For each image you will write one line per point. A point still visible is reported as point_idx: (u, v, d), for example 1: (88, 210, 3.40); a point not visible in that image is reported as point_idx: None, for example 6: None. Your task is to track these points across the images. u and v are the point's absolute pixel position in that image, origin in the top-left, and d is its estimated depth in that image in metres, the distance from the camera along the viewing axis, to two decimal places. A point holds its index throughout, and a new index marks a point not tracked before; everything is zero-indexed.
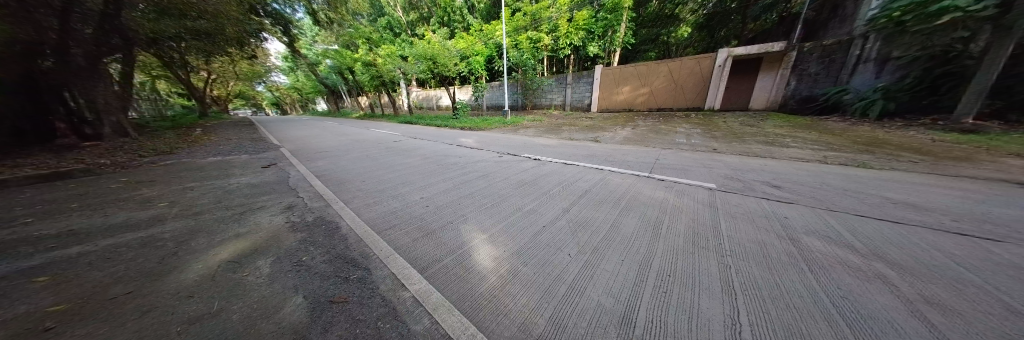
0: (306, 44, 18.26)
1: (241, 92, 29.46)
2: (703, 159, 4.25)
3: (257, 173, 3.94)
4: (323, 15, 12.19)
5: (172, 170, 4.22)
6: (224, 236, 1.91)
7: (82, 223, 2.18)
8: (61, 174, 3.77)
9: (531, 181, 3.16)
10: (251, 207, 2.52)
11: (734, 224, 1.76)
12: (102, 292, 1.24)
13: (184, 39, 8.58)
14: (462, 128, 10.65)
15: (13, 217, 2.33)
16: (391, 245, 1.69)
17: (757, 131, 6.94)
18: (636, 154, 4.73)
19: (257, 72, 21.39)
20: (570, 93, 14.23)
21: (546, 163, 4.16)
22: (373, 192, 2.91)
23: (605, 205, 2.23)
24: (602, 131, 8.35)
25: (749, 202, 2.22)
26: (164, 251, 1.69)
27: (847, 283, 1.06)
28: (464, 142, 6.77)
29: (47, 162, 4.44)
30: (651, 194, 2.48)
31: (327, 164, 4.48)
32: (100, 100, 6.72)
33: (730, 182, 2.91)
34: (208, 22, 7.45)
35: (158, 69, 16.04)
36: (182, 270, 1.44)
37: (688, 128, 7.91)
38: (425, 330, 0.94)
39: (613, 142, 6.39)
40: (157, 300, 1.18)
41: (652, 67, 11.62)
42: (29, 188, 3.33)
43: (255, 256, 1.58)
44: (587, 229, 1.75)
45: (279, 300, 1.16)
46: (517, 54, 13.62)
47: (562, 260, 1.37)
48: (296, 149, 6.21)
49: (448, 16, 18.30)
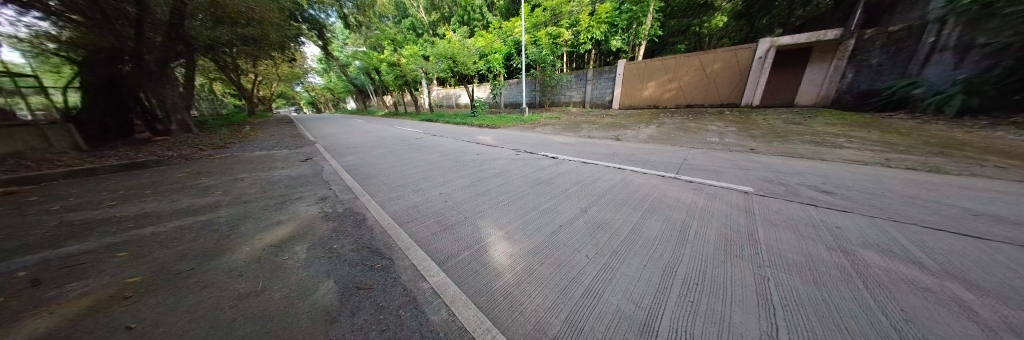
0: (337, 47, 19.53)
1: (282, 92, 32.35)
2: (738, 160, 3.92)
3: (294, 166, 4.29)
4: (353, 19, 12.89)
5: (223, 162, 4.72)
6: (267, 222, 2.11)
7: (154, 207, 2.52)
8: (138, 164, 4.37)
9: (548, 179, 3.13)
10: (290, 198, 2.76)
11: (773, 232, 1.60)
12: (168, 268, 1.43)
13: (236, 45, 9.55)
14: (480, 126, 10.80)
15: (103, 200, 2.76)
16: (412, 238, 1.76)
17: (802, 129, 6.27)
18: (661, 154, 4.49)
19: (296, 74, 23.30)
20: (590, 90, 13.82)
21: (564, 161, 4.10)
22: (396, 186, 3.04)
23: (625, 205, 2.16)
24: (623, 129, 8.02)
25: (794, 208, 2.01)
26: (218, 234, 1.91)
27: (910, 303, 0.92)
28: (481, 140, 6.85)
29: (127, 154, 5.16)
30: (677, 197, 2.33)
31: (355, 159, 4.77)
32: (168, 100, 7.68)
33: (769, 186, 2.66)
34: (255, 29, 8.24)
35: (214, 73, 18.03)
36: (232, 251, 1.62)
37: (720, 126, 7.34)
38: (443, 320, 0.97)
39: (635, 141, 6.12)
40: (211, 277, 1.33)
41: (681, 61, 10.95)
42: (115, 176, 3.89)
43: (293, 243, 1.73)
44: (606, 231, 1.69)
45: (313, 284, 1.25)
46: (536, 50, 13.56)
47: (579, 261, 1.34)
48: (328, 145, 6.69)
49: (467, 15, 18.49)
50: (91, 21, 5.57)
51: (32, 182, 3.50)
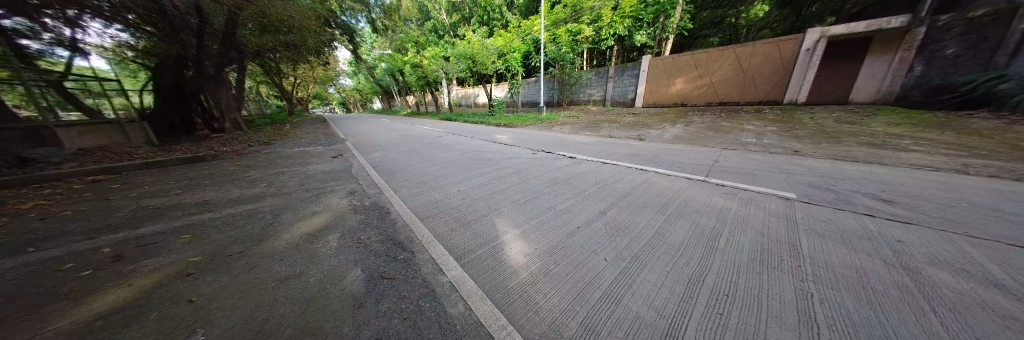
0: (366, 50, 20.71)
1: (318, 93, 35.03)
2: (779, 163, 3.57)
3: (326, 162, 4.63)
4: (380, 23, 13.57)
5: (267, 157, 5.21)
6: (305, 212, 2.31)
7: (211, 195, 2.86)
8: (197, 157, 4.96)
9: (565, 179, 3.08)
10: (323, 191, 2.99)
11: (820, 244, 1.44)
12: (223, 250, 1.61)
13: (279, 51, 10.48)
14: (498, 125, 10.88)
15: (171, 189, 3.17)
16: (432, 232, 1.82)
17: (858, 130, 5.56)
18: (689, 155, 4.22)
19: (329, 77, 25.11)
20: (611, 88, 13.36)
21: (583, 161, 4.00)
22: (418, 183, 3.16)
23: (647, 208, 2.07)
24: (647, 128, 7.65)
25: (843, 218, 1.80)
26: (263, 221, 2.12)
27: (998, 334, 0.78)
28: (498, 139, 6.91)
29: (190, 149, 5.87)
30: (704, 201, 2.19)
31: (380, 156, 5.03)
32: (223, 101, 8.61)
33: (815, 192, 2.40)
34: (295, 35, 8.98)
35: (261, 76, 19.99)
36: (274, 237, 1.79)
37: (758, 125, 6.74)
38: (460, 313, 0.99)
39: (659, 141, 5.82)
40: (257, 259, 1.48)
41: (714, 56, 10.23)
42: (180, 168, 4.46)
43: (326, 232, 1.87)
44: (627, 234, 1.63)
45: (342, 271, 1.35)
46: (555, 48, 13.42)
47: (597, 264, 1.31)
48: (357, 142, 7.13)
49: (487, 15, 18.68)
50: (161, 32, 6.31)
51: (118, 172, 4.13)
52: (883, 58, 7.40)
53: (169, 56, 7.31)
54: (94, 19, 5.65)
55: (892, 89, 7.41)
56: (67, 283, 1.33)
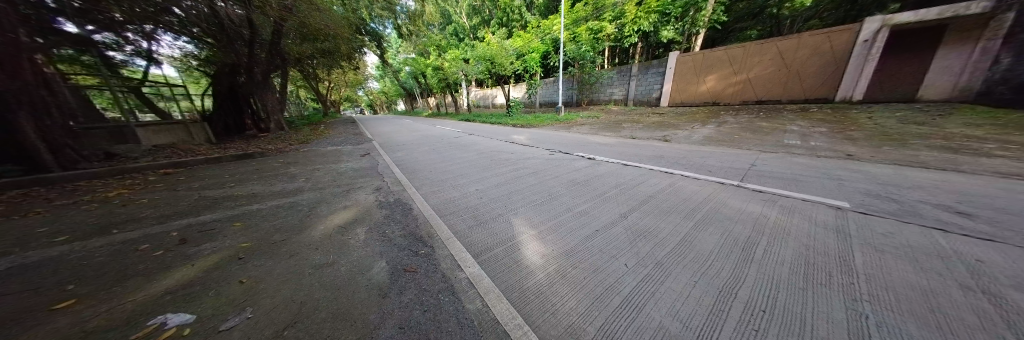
0: (391, 55, 21.80)
1: (348, 96, 37.55)
2: (828, 168, 3.21)
3: (356, 160, 4.94)
4: (405, 29, 14.20)
5: (304, 155, 5.67)
6: (337, 206, 2.49)
7: (259, 188, 3.19)
8: (246, 154, 5.54)
9: (583, 181, 3.01)
10: (352, 187, 3.19)
11: (879, 261, 1.26)
12: (268, 238, 1.79)
13: (317, 58, 11.38)
14: (516, 126, 10.90)
15: (226, 182, 3.58)
16: (451, 230, 1.87)
17: (928, 132, 4.83)
18: (722, 157, 3.93)
19: (359, 80, 26.81)
20: (634, 87, 12.86)
21: (603, 163, 3.89)
22: (437, 182, 3.26)
23: (673, 213, 1.97)
24: (673, 129, 7.25)
25: (909, 232, 1.57)
26: (301, 213, 2.32)
27: None
28: (516, 139, 6.93)
29: (241, 147, 6.57)
30: (739, 208, 2.03)
31: (404, 155, 5.26)
32: (269, 104, 9.53)
33: (872, 201, 2.13)
34: (330, 42, 9.68)
35: (300, 81, 21.84)
36: (311, 228, 1.95)
37: (803, 126, 6.10)
38: (477, 310, 1.01)
39: (687, 143, 5.48)
40: (296, 248, 1.62)
41: (751, 51, 9.45)
42: (232, 163, 5.00)
43: (355, 225, 2.00)
44: (650, 240, 1.56)
45: (369, 262, 1.43)
46: (575, 47, 13.25)
47: (617, 269, 1.27)
48: (383, 142, 7.53)
49: (507, 16, 18.82)
50: (220, 43, 7.17)
51: (184, 166, 4.74)
52: (962, 49, 6.33)
53: (224, 64, 8.22)
54: (164, 32, 6.44)
55: (972, 85, 6.30)
56: (146, 260, 1.56)
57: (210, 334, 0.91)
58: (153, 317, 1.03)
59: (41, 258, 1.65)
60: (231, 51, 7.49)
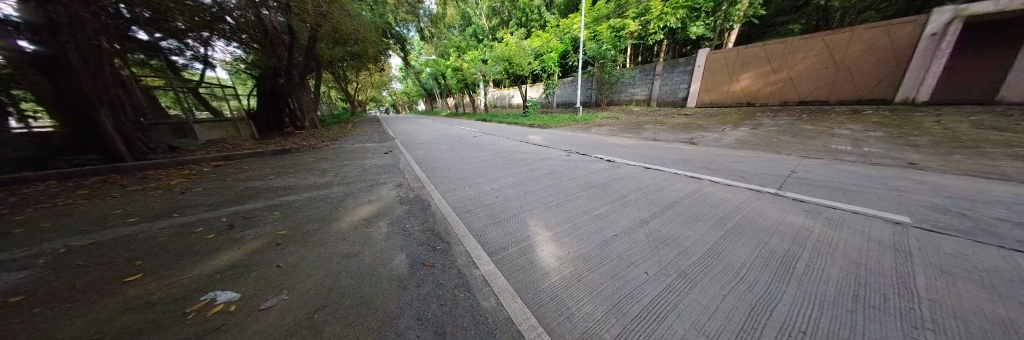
0: (414, 56, 22.66)
1: (373, 96, 39.58)
2: (885, 178, 2.85)
3: (379, 157, 5.19)
4: (427, 31, 14.65)
5: (333, 151, 6.06)
6: (362, 200, 2.64)
7: (294, 181, 3.47)
8: (284, 149, 6.02)
9: (601, 184, 2.92)
10: (376, 182, 3.36)
11: (950, 285, 1.09)
12: (302, 226, 1.94)
13: (347, 60, 12.12)
14: (532, 126, 10.87)
15: (266, 174, 3.93)
16: (466, 227, 1.90)
17: (1015, 139, 4.13)
18: (756, 163, 3.64)
19: (384, 82, 28.18)
20: (658, 86, 12.33)
21: (622, 165, 3.77)
22: (454, 180, 3.34)
23: (699, 221, 1.85)
24: (701, 131, 6.82)
25: (992, 254, 1.34)
26: (330, 205, 2.48)
27: None
28: (532, 140, 6.89)
29: (279, 143, 7.17)
30: (775, 218, 1.87)
31: (423, 153, 5.44)
32: (304, 103, 10.29)
33: (940, 217, 1.86)
34: (359, 46, 10.25)
35: (331, 82, 23.39)
36: (338, 219, 2.08)
37: (854, 129, 5.47)
38: (491, 308, 1.02)
39: (716, 146, 5.13)
40: (325, 237, 1.74)
41: (792, 48, 8.64)
42: (271, 158, 5.47)
43: (377, 219, 2.10)
44: (672, 248, 1.48)
45: (390, 254, 1.49)
46: (595, 45, 12.95)
47: (636, 276, 1.22)
48: (405, 140, 7.83)
49: (526, 16, 18.79)
50: (264, 48, 7.87)
51: (232, 159, 5.26)
52: None
53: (266, 68, 8.99)
54: (218, 39, 7.25)
55: None
56: (199, 242, 1.75)
57: (252, 312, 1.00)
58: (205, 294, 1.15)
59: (116, 236, 1.91)
60: (273, 55, 8.18)
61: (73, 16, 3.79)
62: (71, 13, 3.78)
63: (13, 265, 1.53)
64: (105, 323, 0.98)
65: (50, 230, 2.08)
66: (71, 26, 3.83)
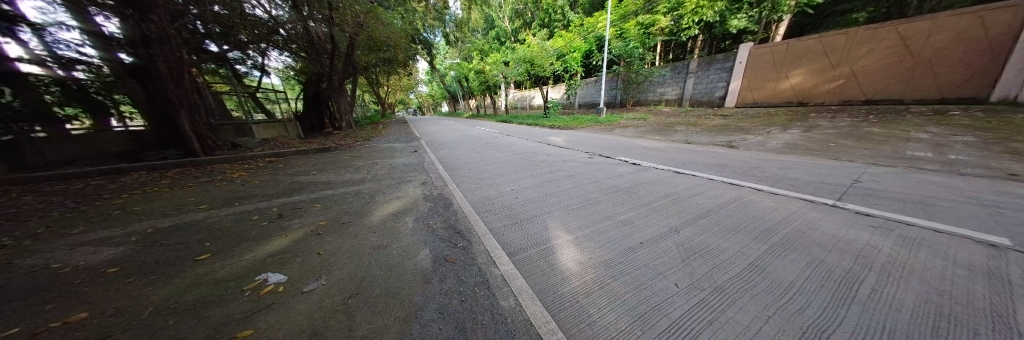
0: (439, 60, 23.62)
1: (402, 99, 41.93)
2: (981, 191, 2.38)
3: (406, 156, 5.47)
4: (452, 36, 15.16)
5: (365, 150, 6.51)
6: (390, 196, 2.81)
7: (332, 177, 3.78)
8: (324, 148, 6.59)
9: (627, 188, 2.79)
10: (402, 180, 3.55)
11: None
12: (340, 218, 2.12)
13: (379, 65, 12.98)
14: (552, 127, 10.77)
15: (309, 170, 4.35)
16: (487, 227, 1.94)
17: None
18: (807, 170, 3.24)
19: (411, 85, 29.76)
20: (691, 85, 11.56)
21: (649, 169, 3.58)
22: (475, 180, 3.41)
23: (738, 232, 1.68)
24: (740, 134, 6.25)
25: None
26: (363, 199, 2.68)
27: None
28: (553, 141, 6.81)
29: (319, 142, 7.85)
30: (833, 232, 1.64)
31: (446, 153, 5.64)
32: (341, 106, 11.17)
33: None
34: (391, 52, 10.92)
35: (364, 86, 25.22)
36: (369, 213, 2.23)
37: (937, 133, 4.65)
38: (511, 308, 1.03)
39: (758, 150, 4.66)
40: (358, 229, 1.87)
41: (856, 39, 7.39)
42: (313, 155, 6.01)
43: (404, 214, 2.22)
44: (706, 259, 1.36)
45: (415, 248, 1.57)
46: (622, 43, 12.47)
47: (665, 288, 1.13)
48: (429, 141, 8.16)
49: (549, 17, 18.63)
50: (310, 56, 8.72)
51: (281, 155, 5.87)
52: None
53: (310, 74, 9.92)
54: (273, 49, 8.19)
55: None
56: (255, 228, 2.00)
57: (297, 293, 1.12)
58: (260, 274, 1.30)
59: (192, 220, 2.24)
60: (316, 63, 9.01)
61: (162, 33, 4.54)
62: (160, 31, 4.53)
63: (115, 241, 1.86)
64: (184, 295, 1.15)
65: (143, 213, 2.50)
66: (160, 41, 4.55)
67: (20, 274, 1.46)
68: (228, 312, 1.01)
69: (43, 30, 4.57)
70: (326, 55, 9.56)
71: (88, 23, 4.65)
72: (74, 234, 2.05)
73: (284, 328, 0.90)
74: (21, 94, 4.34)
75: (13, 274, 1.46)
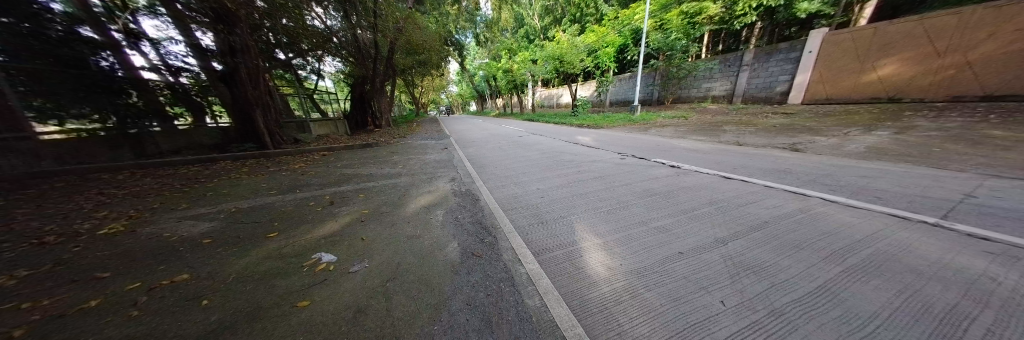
0: (469, 61, 24.30)
1: (434, 98, 44.10)
2: None
3: (437, 153, 5.73)
4: (481, 36, 15.46)
5: (401, 146, 6.99)
6: (422, 190, 2.97)
7: (372, 170, 4.11)
8: (366, 144, 7.20)
9: (664, 192, 2.59)
10: (434, 175, 3.73)
11: None
12: (378, 208, 2.30)
13: (415, 67, 13.80)
14: (580, 126, 10.43)
15: (354, 163, 4.79)
16: (512, 224, 1.95)
17: None
18: (898, 180, 2.68)
19: (443, 85, 31.13)
20: (745, 79, 10.43)
21: (689, 172, 3.28)
22: (501, 178, 3.44)
23: (800, 249, 1.46)
24: (805, 135, 5.41)
25: None
26: (398, 192, 2.88)
27: None
28: (581, 140, 6.59)
29: (362, 139, 8.58)
30: (933, 254, 1.34)
31: (473, 151, 5.79)
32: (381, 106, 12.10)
33: None
34: (425, 55, 11.54)
35: (401, 87, 27.03)
36: (404, 205, 2.39)
37: None
38: (536, 306, 1.02)
39: (829, 155, 3.98)
40: (393, 219, 2.01)
41: (972, 19, 5.85)
42: (357, 150, 6.62)
43: (435, 208, 2.33)
44: (760, 277, 1.19)
45: (445, 241, 1.64)
46: (661, 35, 11.58)
47: (708, 304, 1.02)
48: (459, 138, 8.46)
49: (581, 12, 17.96)
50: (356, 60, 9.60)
51: (331, 150, 6.58)
52: None
53: (356, 77, 10.92)
54: (327, 56, 9.24)
55: None
56: (311, 212, 2.27)
57: (343, 273, 1.24)
58: (313, 253, 1.47)
59: (262, 203, 2.62)
60: (362, 66, 9.88)
61: (243, 44, 5.38)
62: (242, 42, 5.36)
63: (207, 217, 2.28)
64: (258, 265, 1.36)
65: (227, 195, 3.01)
66: (242, 50, 5.41)
67: (144, 238, 1.86)
68: (290, 283, 1.17)
69: (160, 44, 5.70)
70: (370, 60, 10.44)
71: (190, 37, 5.68)
72: (180, 210, 2.54)
73: (333, 302, 1.00)
74: (143, 96, 5.46)
75: (138, 238, 1.87)
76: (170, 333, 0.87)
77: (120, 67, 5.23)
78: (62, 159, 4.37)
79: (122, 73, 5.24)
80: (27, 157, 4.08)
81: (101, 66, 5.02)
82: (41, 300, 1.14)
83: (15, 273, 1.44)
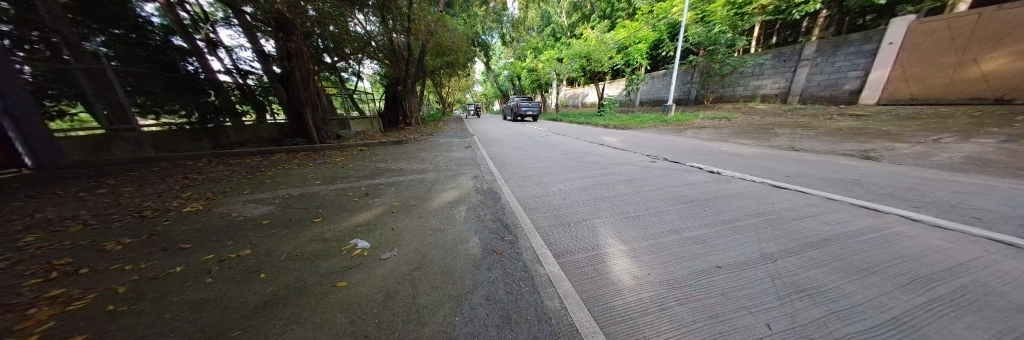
0: (495, 60, 24.56)
1: (460, 98, 45.38)
2: None
3: (461, 151, 5.91)
4: (508, 36, 15.53)
5: (429, 144, 7.32)
6: (447, 186, 3.09)
7: (403, 165, 4.38)
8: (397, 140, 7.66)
9: (700, 200, 2.40)
10: (458, 172, 3.85)
11: None
12: (406, 201, 2.44)
13: (444, 68, 14.35)
14: (606, 127, 10.05)
15: (386, 158, 5.14)
16: (534, 224, 1.95)
17: None
18: (1008, 198, 2.19)
19: (469, 85, 31.89)
20: (803, 76, 9.11)
21: (728, 179, 3.01)
22: (523, 177, 3.45)
23: (869, 273, 1.26)
24: (879, 141, 4.65)
25: None
26: (425, 187, 3.02)
27: None
28: (607, 141, 6.36)
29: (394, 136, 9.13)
30: None
31: (497, 150, 5.88)
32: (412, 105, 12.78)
33: None
34: (454, 56, 11.92)
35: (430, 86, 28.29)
36: (430, 200, 2.51)
37: None
38: (555, 308, 1.01)
39: (912, 166, 3.36)
40: (420, 212, 2.12)
41: None
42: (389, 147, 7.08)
43: (458, 203, 2.41)
44: (816, 302, 1.05)
45: (467, 236, 1.69)
46: (702, 29, 10.67)
47: (751, 325, 0.92)
48: (483, 137, 8.63)
49: (612, 7, 17.15)
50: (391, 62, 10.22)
51: (368, 146, 7.10)
52: None
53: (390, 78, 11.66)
54: (366, 58, 10.00)
55: None
56: (349, 201, 2.49)
57: (375, 259, 1.34)
58: (350, 239, 1.61)
59: (309, 191, 2.94)
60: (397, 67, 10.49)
61: (297, 50, 5.99)
62: (297, 48, 5.98)
63: (266, 201, 2.60)
64: (305, 246, 1.52)
65: (281, 183, 3.41)
66: (297, 55, 6.05)
67: (217, 217, 2.19)
68: (331, 264, 1.29)
69: (232, 51, 6.61)
70: (403, 61, 11.07)
71: (256, 44, 6.50)
72: (244, 194, 2.94)
73: (367, 285, 1.09)
74: (219, 95, 6.33)
75: (212, 217, 2.20)
76: (236, 299, 1.02)
77: (201, 70, 6.27)
78: (158, 147, 5.27)
79: (203, 75, 6.24)
80: (133, 145, 4.97)
81: (188, 70, 6.01)
82: (139, 264, 1.39)
83: (123, 240, 1.77)
